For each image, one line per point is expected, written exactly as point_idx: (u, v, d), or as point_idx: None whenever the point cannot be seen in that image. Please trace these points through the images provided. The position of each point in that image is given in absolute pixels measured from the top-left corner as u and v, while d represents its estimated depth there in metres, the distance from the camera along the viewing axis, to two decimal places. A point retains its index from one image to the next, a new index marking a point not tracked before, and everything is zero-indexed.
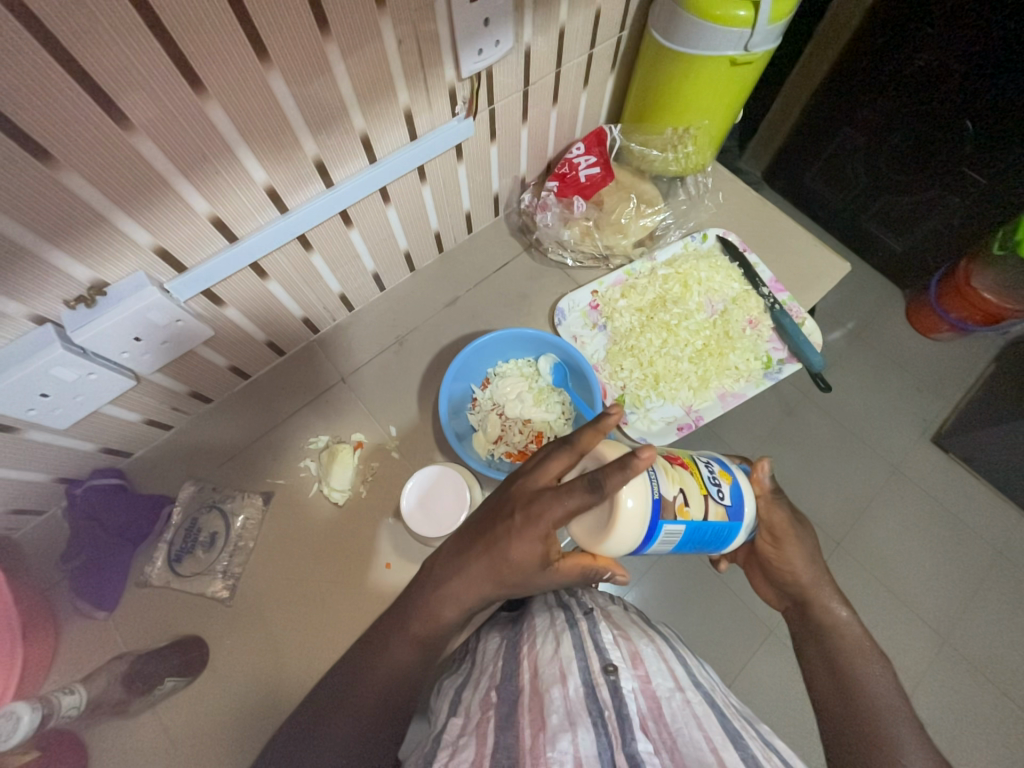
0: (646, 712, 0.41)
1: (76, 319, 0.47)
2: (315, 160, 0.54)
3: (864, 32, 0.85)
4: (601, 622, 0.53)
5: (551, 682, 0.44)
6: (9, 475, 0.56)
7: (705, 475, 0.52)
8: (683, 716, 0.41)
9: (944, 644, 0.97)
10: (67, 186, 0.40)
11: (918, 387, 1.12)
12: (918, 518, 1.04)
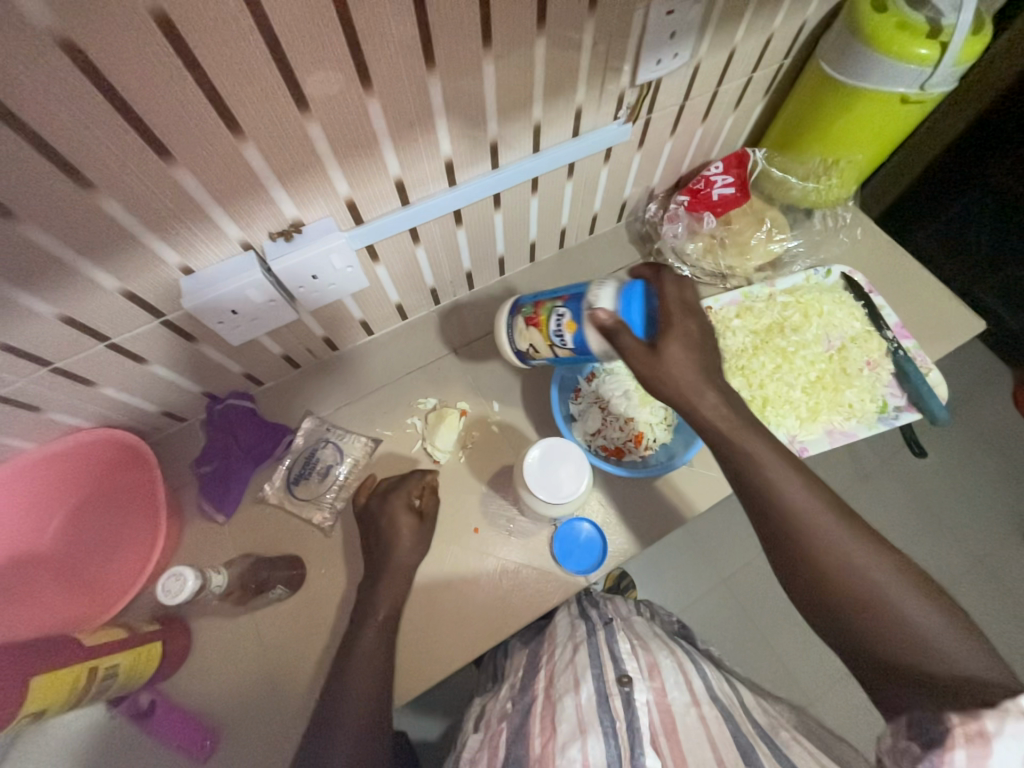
0: (658, 726, 0.45)
1: (275, 249, 0.54)
2: (491, 142, 0.59)
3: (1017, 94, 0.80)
4: (618, 633, 0.57)
5: (564, 690, 0.49)
6: (173, 378, 0.64)
7: (551, 329, 0.61)
8: (696, 730, 0.45)
9: None
10: (308, 133, 0.46)
11: (1015, 475, 1.15)
12: (993, 606, 1.06)
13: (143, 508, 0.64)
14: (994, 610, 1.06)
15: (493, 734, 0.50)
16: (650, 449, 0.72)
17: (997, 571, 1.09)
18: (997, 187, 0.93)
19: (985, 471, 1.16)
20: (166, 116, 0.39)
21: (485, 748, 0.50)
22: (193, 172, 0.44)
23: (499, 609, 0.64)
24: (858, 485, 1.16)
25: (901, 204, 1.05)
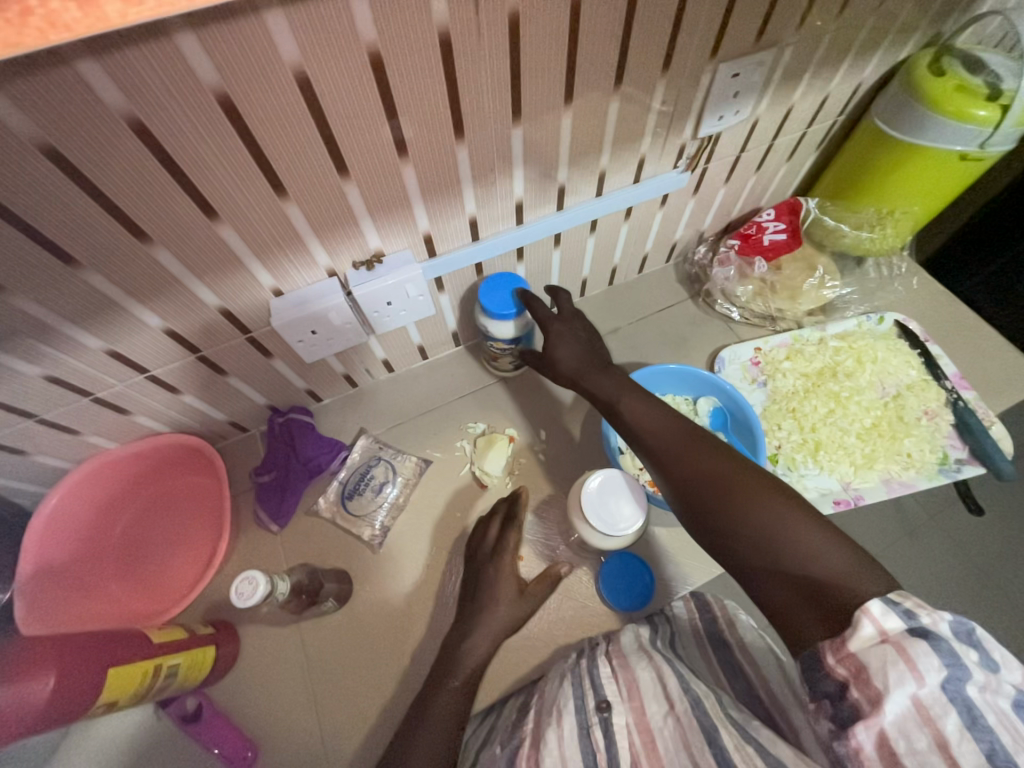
0: (640, 749, 0.42)
1: (358, 278, 0.59)
2: (560, 185, 0.63)
3: None
4: (601, 658, 0.54)
5: (549, 725, 0.46)
6: (246, 390, 0.68)
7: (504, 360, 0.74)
8: (674, 746, 0.41)
9: None
10: (403, 175, 0.51)
11: None
12: None
13: (205, 510, 0.69)
14: None
15: None
16: None
17: None
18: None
19: None
20: (291, 158, 0.44)
21: None
22: (300, 207, 0.49)
23: (543, 640, 0.64)
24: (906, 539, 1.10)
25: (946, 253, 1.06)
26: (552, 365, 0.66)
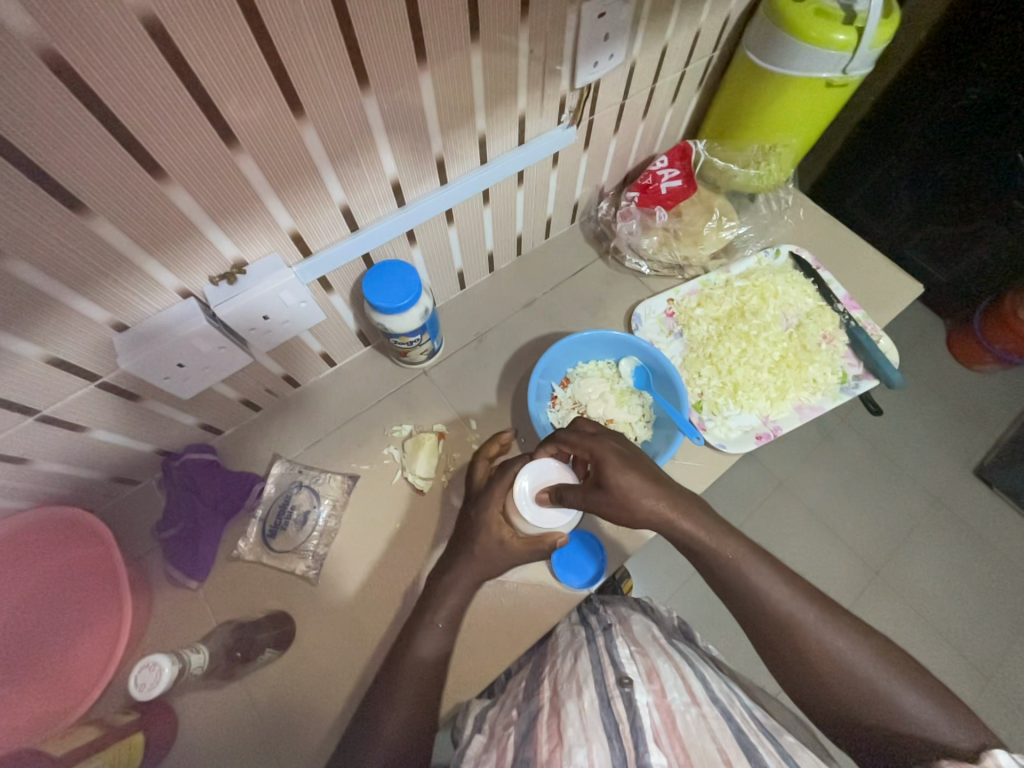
0: (660, 724, 0.43)
1: (218, 294, 0.50)
2: (437, 158, 0.57)
3: (917, 66, 0.87)
4: (618, 639, 0.57)
5: (567, 697, 0.48)
6: (119, 442, 0.59)
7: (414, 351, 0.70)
8: (698, 728, 0.43)
9: (987, 674, 1.04)
10: (240, 168, 0.43)
11: (959, 418, 1.23)
12: (954, 544, 1.14)
13: (96, 586, 0.57)
14: (956, 548, 1.13)
15: (498, 737, 0.48)
16: None
17: (954, 511, 1.16)
18: (911, 150, 0.98)
19: (933, 419, 1.24)
20: (72, 161, 0.36)
21: (490, 752, 0.48)
22: (112, 220, 0.40)
23: (504, 631, 0.63)
24: (823, 448, 1.21)
25: (826, 178, 1.12)
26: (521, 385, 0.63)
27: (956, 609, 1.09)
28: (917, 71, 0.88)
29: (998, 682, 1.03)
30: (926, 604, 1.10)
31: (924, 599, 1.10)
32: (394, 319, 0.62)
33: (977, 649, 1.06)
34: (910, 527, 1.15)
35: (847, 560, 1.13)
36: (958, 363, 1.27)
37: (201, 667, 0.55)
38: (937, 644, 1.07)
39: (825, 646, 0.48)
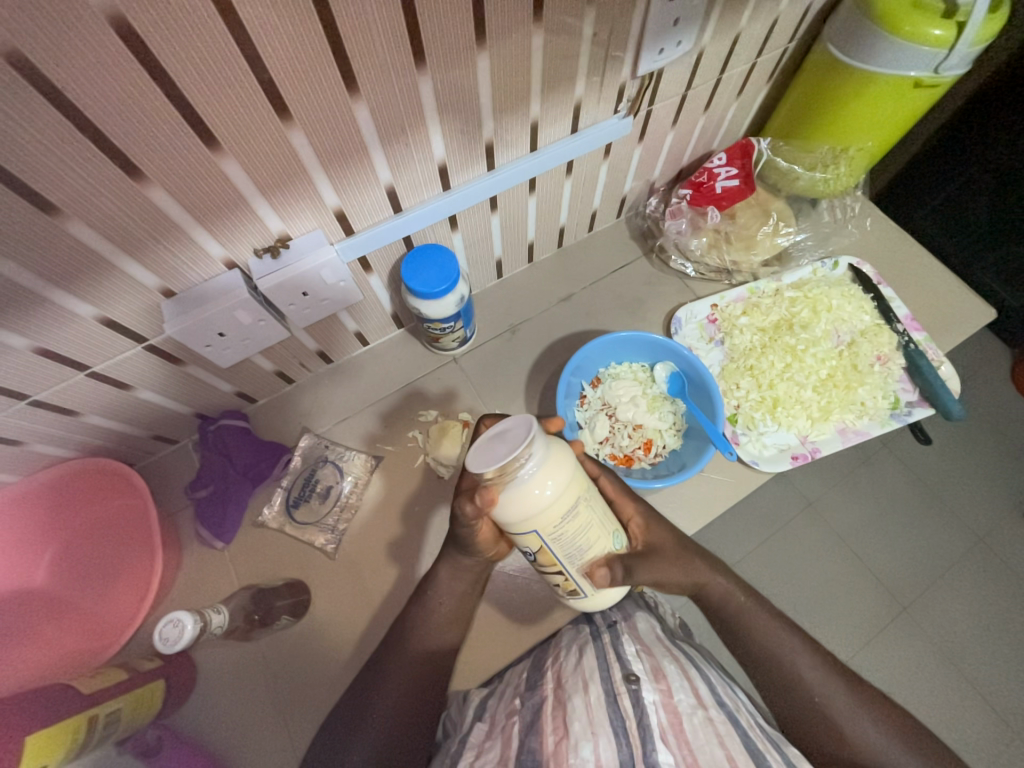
0: (667, 725, 0.43)
1: (262, 268, 0.51)
2: (487, 142, 0.55)
3: (1016, 69, 0.79)
4: (624, 634, 0.55)
5: (573, 690, 0.48)
6: (159, 402, 0.61)
7: (448, 337, 0.70)
8: (706, 733, 0.43)
9: (1015, 727, 0.98)
10: (291, 142, 0.43)
11: (1017, 455, 1.15)
12: (995, 588, 1.07)
13: (135, 534, 0.60)
14: (996, 592, 1.06)
15: (502, 727, 0.48)
16: (658, 457, 0.69)
17: (999, 552, 1.09)
18: (997, 160, 0.90)
19: (987, 453, 1.15)
20: (133, 125, 0.36)
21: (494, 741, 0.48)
22: (167, 189, 0.41)
23: (512, 624, 0.63)
24: (860, 472, 1.15)
25: (896, 187, 1.05)
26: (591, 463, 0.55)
27: (988, 655, 1.03)
28: (1014, 76, 0.80)
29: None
30: (956, 647, 1.04)
31: (954, 641, 1.04)
32: (429, 306, 0.62)
33: (1007, 700, 1.00)
34: (947, 564, 1.08)
35: (874, 591, 1.07)
36: (1021, 396, 1.17)
37: (221, 628, 0.57)
38: (963, 689, 1.01)
39: None
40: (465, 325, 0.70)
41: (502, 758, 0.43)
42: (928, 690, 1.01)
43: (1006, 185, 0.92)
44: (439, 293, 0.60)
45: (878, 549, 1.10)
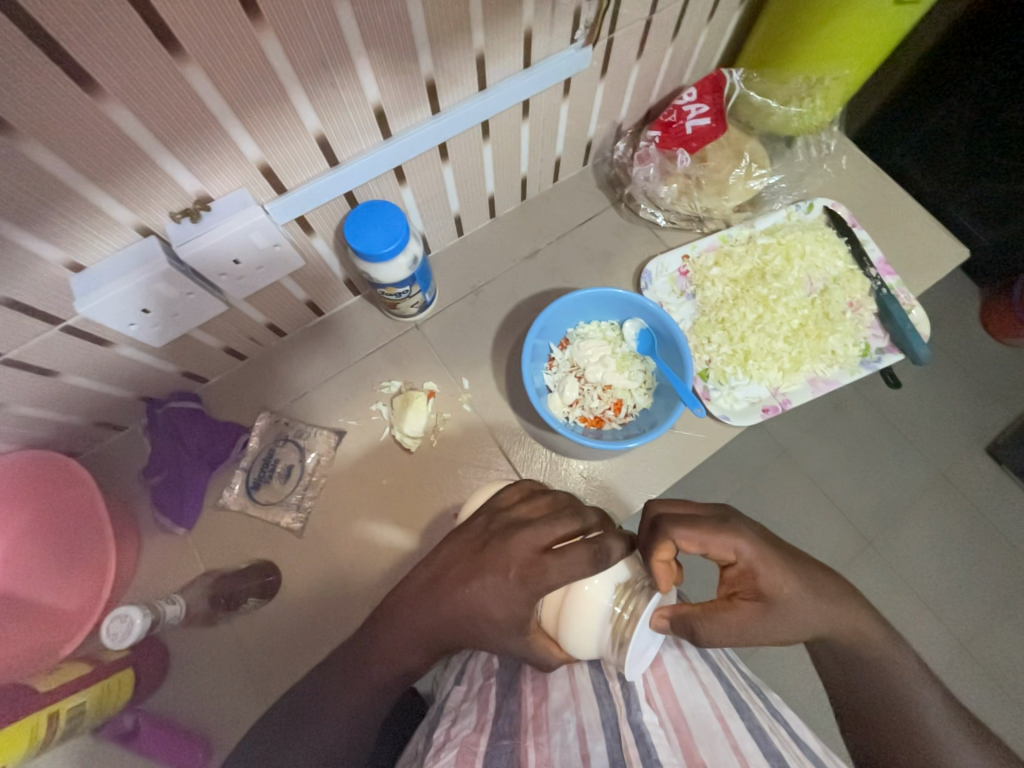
0: (652, 688, 0.45)
1: (180, 233, 0.46)
2: (427, 81, 0.49)
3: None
4: None
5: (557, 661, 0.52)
6: (95, 389, 0.57)
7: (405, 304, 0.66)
8: (692, 689, 0.45)
9: (966, 646, 1.05)
10: (190, 83, 0.37)
11: (981, 392, 1.17)
12: (955, 521, 1.11)
13: (95, 521, 0.57)
14: (956, 525, 1.11)
15: (479, 689, 0.50)
16: (629, 416, 0.68)
17: (959, 487, 1.13)
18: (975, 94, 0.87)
19: (953, 392, 1.17)
20: None
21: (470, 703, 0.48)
22: (46, 144, 0.36)
23: None
24: (832, 418, 1.17)
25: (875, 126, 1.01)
26: (698, 524, 0.48)
27: (947, 583, 1.08)
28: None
29: (975, 654, 1.04)
30: (917, 577, 1.09)
31: (918, 572, 1.09)
32: (384, 269, 0.58)
33: (966, 623, 1.06)
34: (913, 501, 1.13)
35: (842, 531, 1.11)
36: (992, 337, 1.18)
37: (177, 617, 0.58)
38: (922, 614, 1.07)
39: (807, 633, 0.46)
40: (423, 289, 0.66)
41: (479, 720, 0.44)
42: (895, 619, 1.06)
43: (981, 120, 0.90)
44: (389, 254, 0.55)
45: (847, 490, 1.13)
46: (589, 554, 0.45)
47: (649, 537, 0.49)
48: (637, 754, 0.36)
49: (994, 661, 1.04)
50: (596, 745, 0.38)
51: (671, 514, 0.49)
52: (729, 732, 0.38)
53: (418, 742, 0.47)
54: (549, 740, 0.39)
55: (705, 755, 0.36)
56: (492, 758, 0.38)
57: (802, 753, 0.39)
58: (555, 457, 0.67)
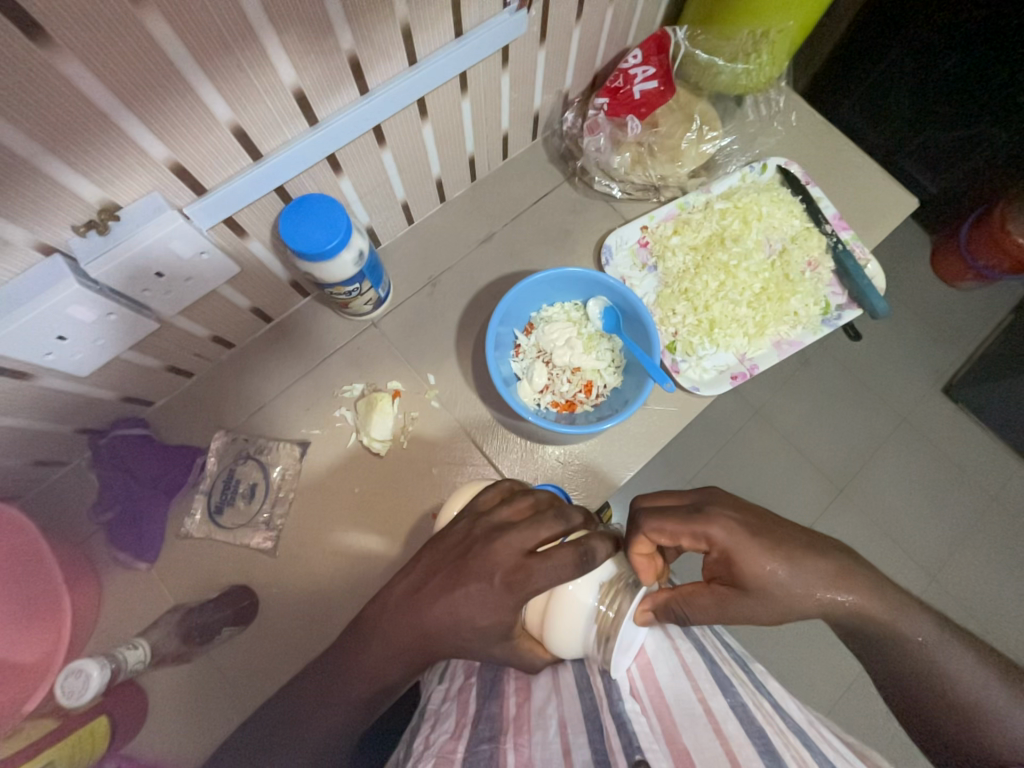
0: (637, 677, 0.46)
1: (87, 248, 0.41)
2: (350, 58, 0.45)
3: None
4: None
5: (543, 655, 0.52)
6: (23, 427, 0.52)
7: (360, 301, 0.63)
8: (677, 671, 0.46)
9: (934, 578, 1.11)
10: (66, 75, 0.33)
11: (936, 336, 1.21)
12: (918, 462, 1.16)
13: (50, 573, 0.51)
14: (919, 465, 1.16)
15: (462, 689, 0.49)
16: (601, 397, 0.67)
17: (920, 428, 1.18)
18: (917, 39, 0.86)
19: (911, 338, 1.21)
20: None
21: (452, 702, 0.48)
22: None
23: None
24: (800, 374, 1.20)
25: (823, 78, 1.00)
26: (665, 515, 0.49)
27: (915, 521, 1.14)
28: None
29: (942, 584, 1.11)
30: (886, 519, 1.14)
31: (887, 514, 1.14)
32: (329, 267, 0.54)
33: (933, 556, 1.12)
34: (879, 448, 1.17)
35: (815, 482, 1.15)
36: (942, 282, 1.21)
37: (141, 663, 0.55)
38: (892, 552, 1.12)
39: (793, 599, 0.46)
40: (377, 283, 0.63)
41: (461, 720, 0.43)
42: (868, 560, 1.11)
43: (923, 67, 0.89)
44: (333, 253, 0.52)
45: (818, 442, 1.17)
46: (574, 557, 0.44)
47: (628, 532, 0.51)
48: (619, 742, 0.36)
49: (959, 589, 1.10)
50: (577, 737, 0.38)
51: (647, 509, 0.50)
52: (711, 714, 0.39)
53: (400, 752, 0.46)
54: (529, 741, 0.39)
55: (688, 740, 0.37)
56: (471, 762, 0.37)
57: (784, 727, 0.41)
58: (530, 446, 0.65)
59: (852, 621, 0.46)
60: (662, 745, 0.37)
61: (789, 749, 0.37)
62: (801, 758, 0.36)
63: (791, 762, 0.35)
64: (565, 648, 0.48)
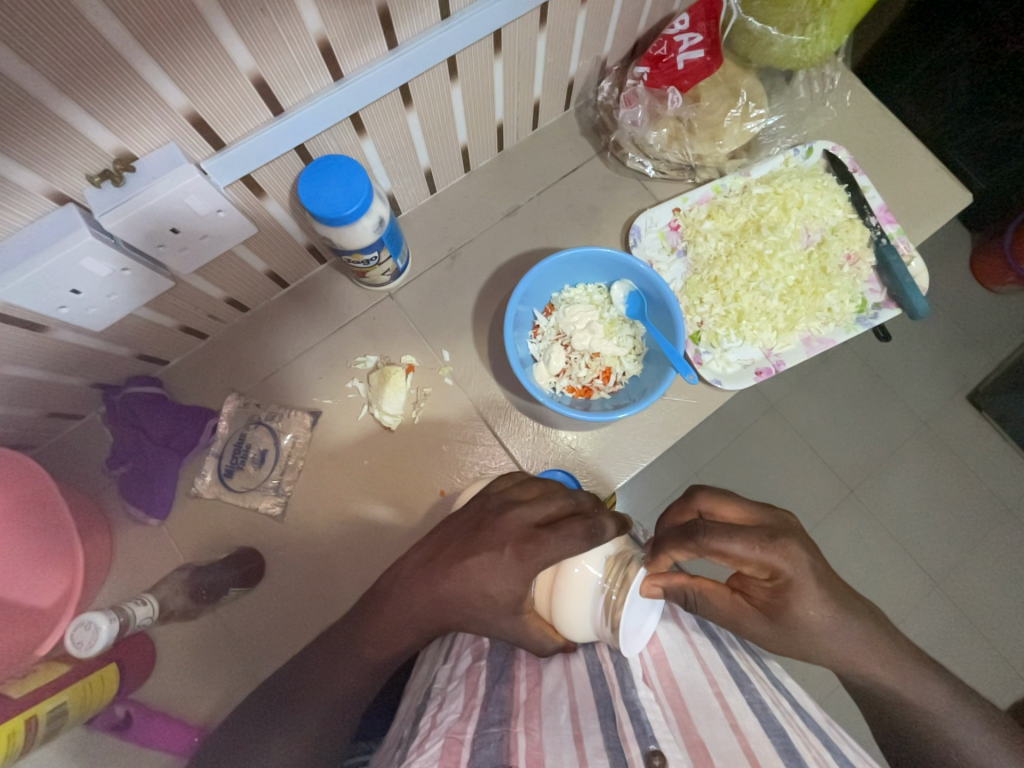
0: (650, 668, 0.46)
1: (102, 200, 0.40)
2: (380, 8, 0.42)
3: None
4: None
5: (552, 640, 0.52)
6: (40, 379, 0.52)
7: (379, 270, 0.61)
8: (693, 664, 0.46)
9: (941, 588, 1.09)
10: (81, 9, 0.31)
11: (968, 340, 1.16)
12: (936, 470, 1.13)
13: (61, 520, 0.52)
14: (936, 473, 1.13)
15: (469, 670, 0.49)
16: (618, 385, 0.65)
17: (941, 436, 1.14)
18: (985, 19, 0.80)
19: (941, 342, 1.16)
20: None
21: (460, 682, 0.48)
22: None
23: None
24: (820, 371, 1.16)
25: (877, 57, 0.94)
26: (732, 542, 0.43)
27: (926, 530, 1.11)
28: None
29: (949, 595, 1.09)
30: (897, 526, 1.12)
31: (900, 521, 1.12)
32: (348, 232, 0.52)
33: (942, 566, 1.10)
34: (896, 453, 1.14)
35: (827, 483, 1.13)
36: (980, 285, 1.16)
37: (149, 618, 0.55)
38: (901, 560, 1.10)
39: (809, 607, 0.43)
40: (398, 250, 0.61)
41: (469, 701, 0.43)
42: (875, 566, 1.10)
43: (989, 50, 0.83)
44: (355, 219, 0.50)
45: (833, 443, 1.14)
46: (582, 530, 0.44)
47: (678, 539, 0.45)
48: (632, 731, 0.37)
49: (965, 600, 1.09)
50: (589, 724, 0.38)
51: (713, 526, 0.44)
52: (728, 709, 0.39)
53: (407, 729, 0.47)
54: (540, 726, 0.39)
55: (703, 733, 0.37)
56: (480, 744, 0.37)
57: (804, 726, 0.40)
58: (542, 429, 0.64)
59: (866, 631, 0.45)
60: (676, 736, 0.37)
61: (808, 750, 0.37)
62: (821, 759, 0.36)
63: (810, 761, 0.35)
64: (574, 627, 0.48)
